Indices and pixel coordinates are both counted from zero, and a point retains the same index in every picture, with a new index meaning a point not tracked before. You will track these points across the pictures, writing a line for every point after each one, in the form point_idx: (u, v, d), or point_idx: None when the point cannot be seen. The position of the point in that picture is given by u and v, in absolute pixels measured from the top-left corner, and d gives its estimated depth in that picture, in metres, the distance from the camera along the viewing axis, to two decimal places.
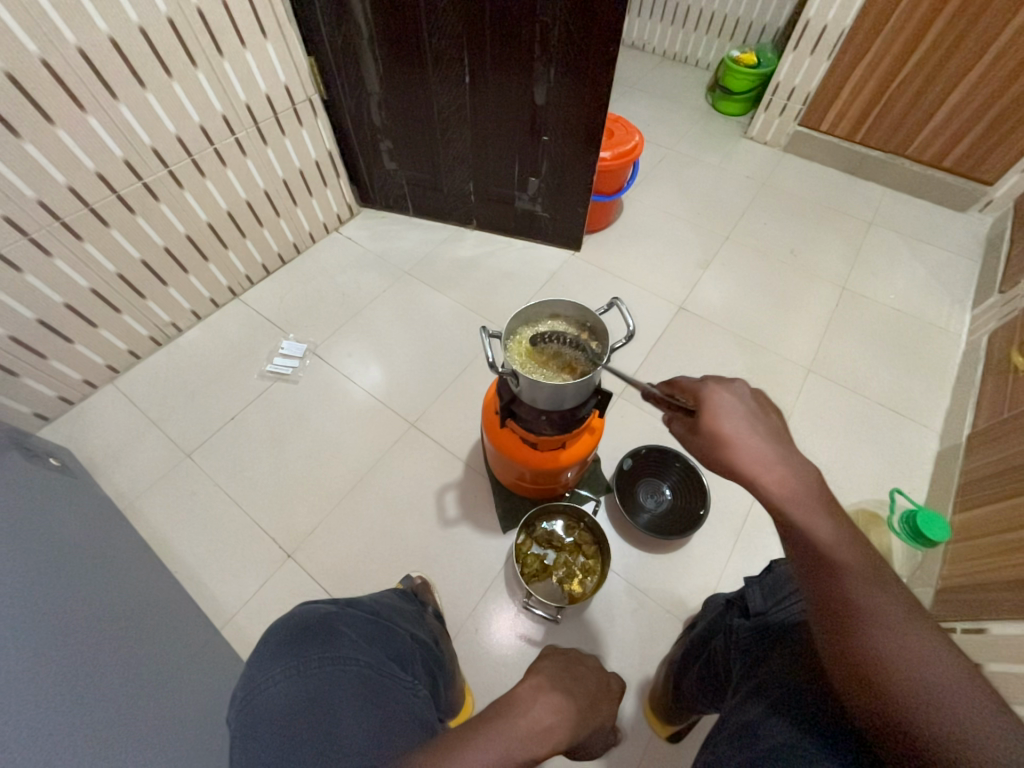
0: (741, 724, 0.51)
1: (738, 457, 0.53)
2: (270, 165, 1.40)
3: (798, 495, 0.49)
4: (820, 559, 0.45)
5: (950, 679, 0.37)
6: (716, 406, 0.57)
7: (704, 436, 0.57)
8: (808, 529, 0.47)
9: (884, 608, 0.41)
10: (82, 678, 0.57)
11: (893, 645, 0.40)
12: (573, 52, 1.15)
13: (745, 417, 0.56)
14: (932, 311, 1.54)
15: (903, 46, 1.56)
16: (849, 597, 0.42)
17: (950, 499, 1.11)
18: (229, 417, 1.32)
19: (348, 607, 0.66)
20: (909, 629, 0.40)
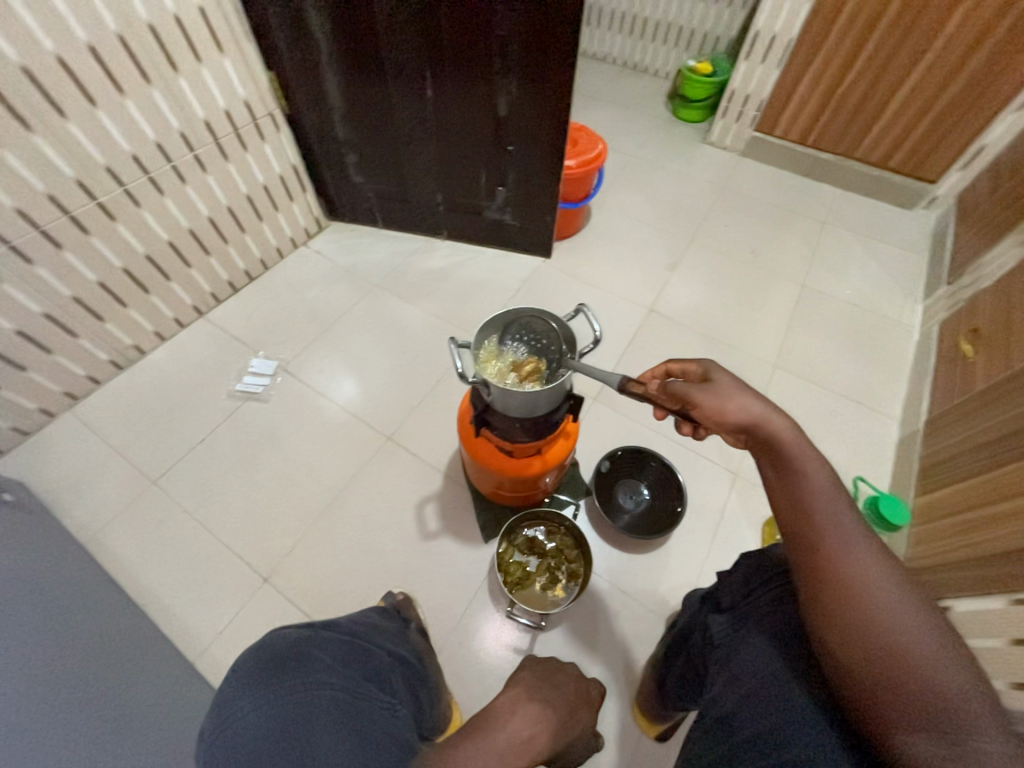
0: (720, 716, 0.51)
1: (741, 403, 0.54)
2: (233, 181, 1.37)
3: (796, 438, 0.50)
4: (811, 494, 0.47)
5: (914, 614, 0.40)
6: (724, 367, 0.60)
7: (715, 385, 0.58)
8: (803, 467, 0.49)
9: (862, 547, 0.44)
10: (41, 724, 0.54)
11: (868, 580, 0.42)
12: (534, 64, 1.18)
13: (745, 378, 0.58)
14: (886, 304, 1.61)
15: (846, 56, 1.65)
16: (831, 534, 0.44)
17: (911, 484, 1.16)
18: (197, 440, 1.28)
19: (322, 631, 0.65)
20: (881, 568, 0.43)
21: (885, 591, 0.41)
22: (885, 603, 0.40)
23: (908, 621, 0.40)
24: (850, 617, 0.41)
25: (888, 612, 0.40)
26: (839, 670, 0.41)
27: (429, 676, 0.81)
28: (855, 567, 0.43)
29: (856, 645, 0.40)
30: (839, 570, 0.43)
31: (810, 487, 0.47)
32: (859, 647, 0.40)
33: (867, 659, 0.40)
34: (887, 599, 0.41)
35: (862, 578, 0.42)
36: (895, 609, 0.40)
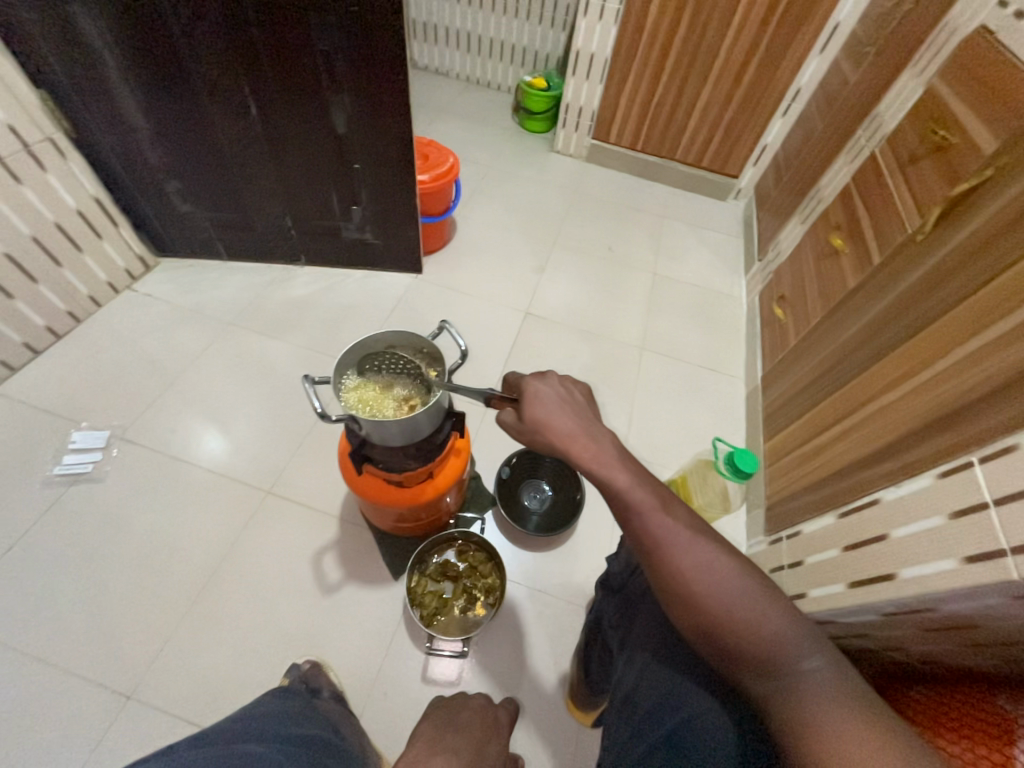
0: (623, 695, 0.55)
1: (553, 436, 0.57)
2: (6, 221, 1.11)
3: (603, 456, 0.54)
4: (625, 508, 0.52)
5: (728, 575, 0.48)
6: (533, 392, 0.60)
7: (526, 423, 0.59)
8: (615, 486, 0.53)
9: (679, 534, 0.50)
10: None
11: (689, 562, 0.49)
12: (363, 79, 1.14)
13: (559, 395, 0.60)
14: (720, 282, 1.87)
15: (653, 72, 1.89)
16: (652, 534, 0.50)
17: (760, 432, 1.36)
18: (6, 548, 1.01)
19: (195, 749, 0.55)
20: (695, 542, 0.50)
21: (704, 566, 0.48)
22: (705, 577, 0.48)
23: (724, 583, 0.47)
24: (683, 599, 0.48)
25: (709, 584, 0.47)
26: (687, 640, 0.49)
27: (347, 745, 0.73)
28: (677, 555, 0.49)
29: (692, 619, 0.47)
30: (665, 563, 0.49)
31: (624, 500, 0.52)
32: (695, 621, 0.47)
33: (702, 628, 0.47)
34: (707, 572, 0.48)
35: (684, 562, 0.49)
36: (714, 577, 0.48)
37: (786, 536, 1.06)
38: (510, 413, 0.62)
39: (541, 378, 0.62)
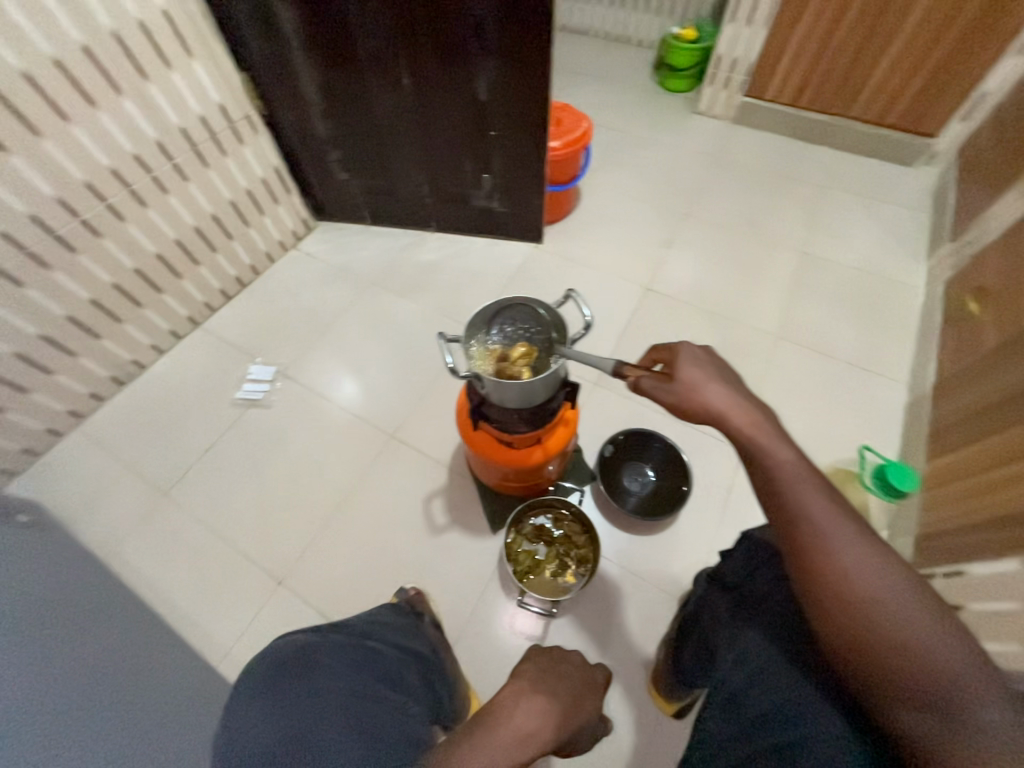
0: (728, 693, 0.53)
1: (706, 399, 0.56)
2: (216, 187, 1.36)
3: (761, 428, 0.53)
4: (779, 483, 0.49)
5: (891, 587, 0.42)
6: (689, 355, 0.59)
7: (677, 382, 0.58)
8: (772, 458, 0.51)
9: (837, 527, 0.46)
10: (61, 734, 0.55)
11: (844, 558, 0.44)
12: (510, 43, 1.14)
13: (715, 366, 0.59)
14: (890, 266, 1.57)
15: (835, 12, 1.59)
16: (805, 517, 0.47)
17: (922, 449, 1.14)
18: (204, 450, 1.29)
19: (331, 633, 0.65)
20: (857, 542, 0.45)
21: (863, 568, 0.43)
22: (863, 579, 0.43)
23: (887, 593, 0.42)
24: (830, 594, 0.44)
25: (866, 588, 0.43)
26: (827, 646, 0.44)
27: (445, 670, 0.81)
28: (831, 547, 0.45)
29: (836, 619, 0.43)
30: (815, 552, 0.45)
31: (781, 475, 0.50)
32: (845, 624, 0.43)
33: (852, 635, 0.42)
34: (864, 575, 0.43)
35: (838, 556, 0.44)
36: (873, 582, 0.43)
37: (941, 572, 0.90)
38: (653, 379, 0.61)
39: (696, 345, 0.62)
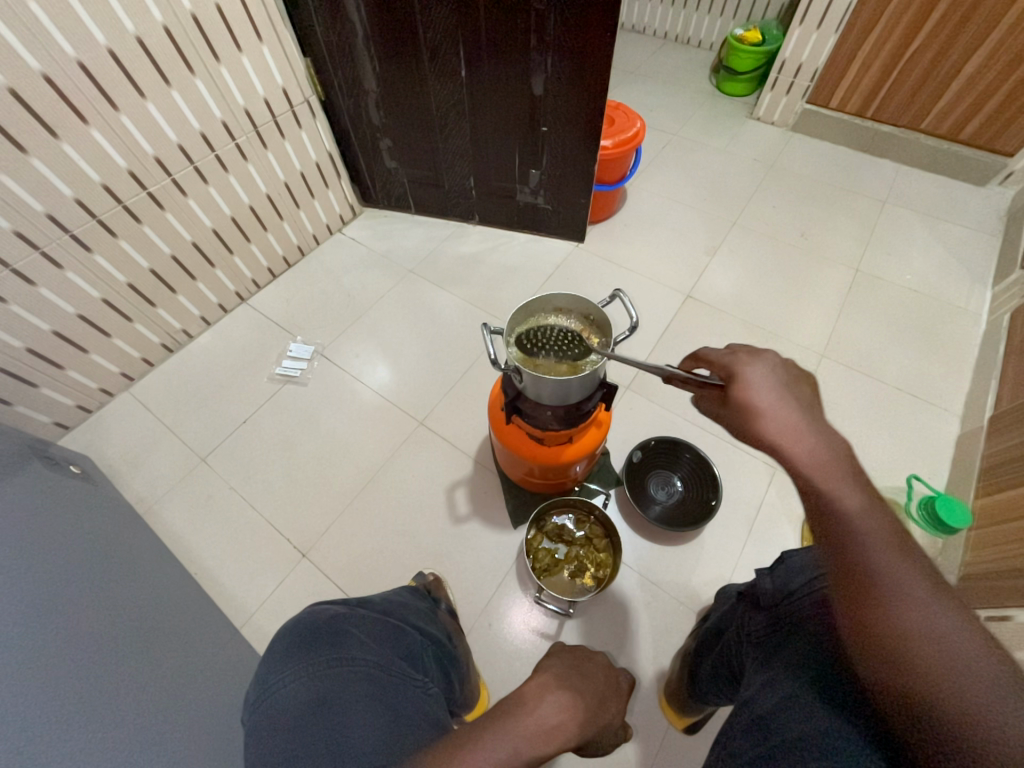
0: (755, 716, 0.50)
1: (764, 428, 0.53)
2: (271, 168, 1.40)
3: (826, 462, 0.47)
4: (837, 523, 0.44)
5: (965, 650, 0.36)
6: (750, 377, 0.56)
7: (733, 407, 0.56)
8: (831, 497, 0.46)
9: (899, 576, 0.40)
10: (91, 682, 0.57)
11: (904, 612, 0.39)
12: (570, 39, 1.14)
13: (779, 386, 0.55)
14: (950, 290, 1.49)
15: (912, 21, 1.51)
16: (860, 562, 0.42)
17: (972, 484, 1.08)
18: (241, 420, 1.34)
19: (357, 608, 0.67)
20: (921, 594, 0.39)
21: (928, 624, 0.38)
22: (926, 636, 0.37)
23: (954, 656, 0.36)
24: (882, 650, 0.39)
25: (928, 647, 0.37)
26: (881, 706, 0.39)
27: (459, 658, 0.82)
28: (888, 597, 0.40)
29: (889, 678, 0.38)
30: (866, 603, 0.41)
31: (840, 515, 0.45)
32: (897, 685, 0.37)
33: (906, 698, 0.37)
34: (927, 632, 0.37)
35: (895, 608, 0.39)
36: (939, 641, 0.37)
37: (985, 616, 0.85)
38: (712, 399, 0.60)
39: (759, 361, 0.58)
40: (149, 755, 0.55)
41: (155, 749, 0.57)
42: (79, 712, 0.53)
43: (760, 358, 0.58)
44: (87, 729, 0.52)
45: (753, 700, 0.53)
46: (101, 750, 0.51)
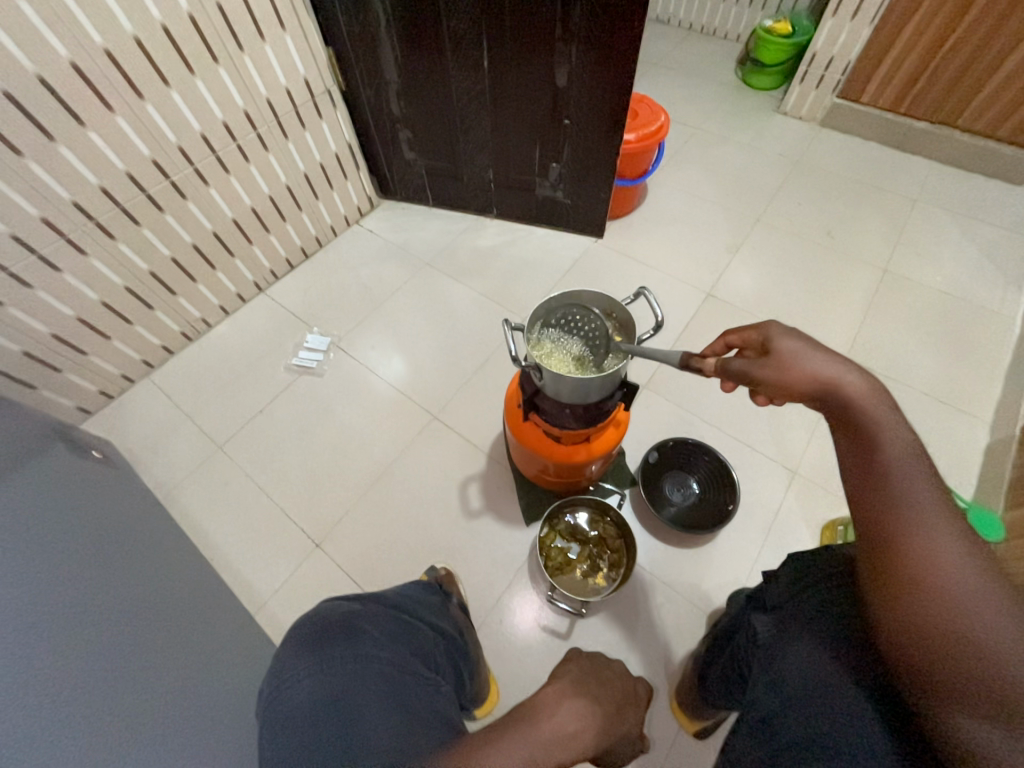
0: (761, 720, 0.49)
1: (804, 374, 0.52)
2: (291, 158, 1.40)
3: (868, 406, 0.47)
4: (878, 463, 0.44)
5: (991, 586, 0.36)
6: (790, 331, 0.56)
7: (774, 358, 0.55)
8: (873, 437, 0.45)
9: (935, 517, 0.40)
10: (111, 667, 0.58)
11: (932, 548, 0.38)
12: (596, 29, 1.11)
13: (819, 339, 0.55)
14: (983, 293, 1.44)
15: (951, 15, 1.46)
16: (892, 502, 0.42)
17: (1002, 495, 1.05)
18: (258, 409, 1.35)
19: (371, 604, 0.68)
20: (958, 533, 0.39)
21: (956, 562, 0.37)
22: (953, 573, 0.37)
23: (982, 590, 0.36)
24: (906, 586, 0.39)
25: (954, 584, 0.37)
26: (894, 634, 0.39)
27: (470, 655, 0.82)
28: (919, 534, 0.39)
29: (910, 613, 0.38)
30: (898, 535, 0.40)
31: (880, 455, 0.44)
32: (916, 613, 0.38)
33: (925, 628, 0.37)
34: (955, 569, 0.37)
35: (925, 546, 0.39)
36: (966, 578, 0.36)
37: None
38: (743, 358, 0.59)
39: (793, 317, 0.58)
40: (166, 742, 0.56)
41: (171, 736, 0.58)
42: (99, 698, 0.53)
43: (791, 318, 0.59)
44: (104, 715, 0.52)
45: (758, 702, 0.52)
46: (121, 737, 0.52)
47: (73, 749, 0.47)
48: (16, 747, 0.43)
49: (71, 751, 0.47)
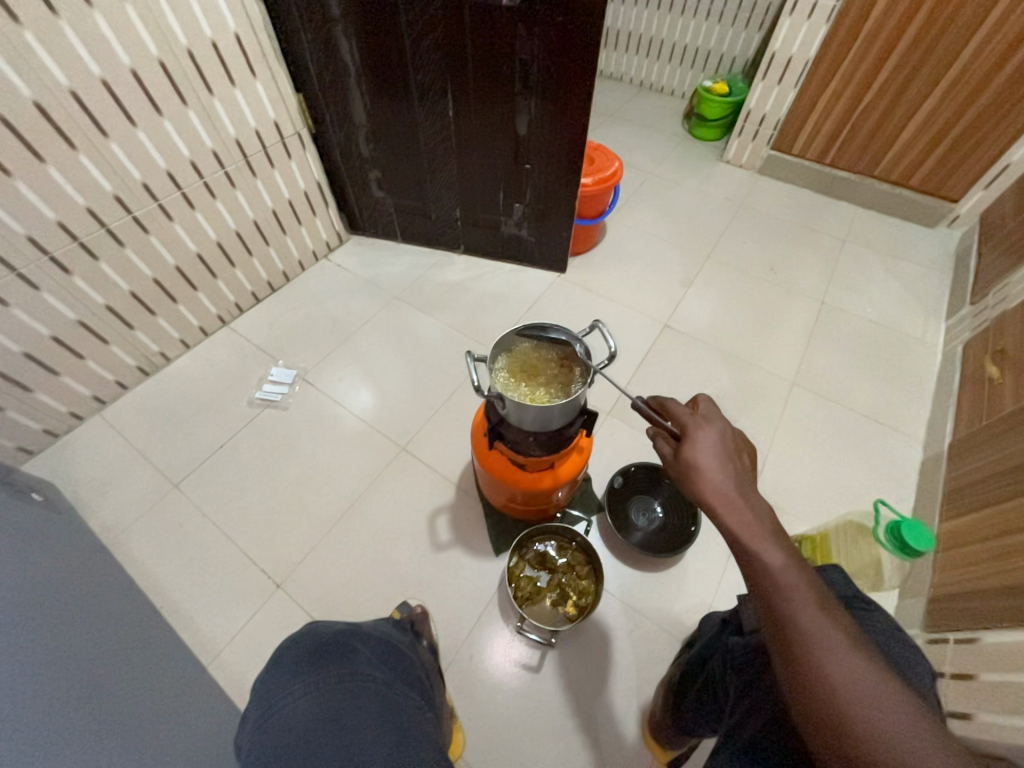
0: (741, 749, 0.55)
1: (705, 487, 0.54)
2: (259, 195, 1.42)
3: (757, 528, 0.49)
4: (769, 585, 0.46)
5: (891, 713, 0.38)
6: (697, 434, 0.58)
7: (680, 462, 0.57)
8: (760, 558, 0.47)
9: (830, 638, 0.42)
10: (62, 713, 0.55)
11: (832, 673, 0.41)
12: (552, 85, 1.21)
13: (721, 447, 0.57)
14: (908, 323, 1.59)
15: (862, 79, 1.67)
16: (794, 626, 0.44)
17: (936, 508, 1.13)
18: (218, 445, 1.31)
19: (361, 626, 0.73)
20: (847, 654, 0.42)
21: (858, 688, 0.40)
22: (856, 700, 0.39)
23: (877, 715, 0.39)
24: (824, 719, 0.40)
25: (859, 712, 0.39)
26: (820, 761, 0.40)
27: (439, 698, 0.80)
28: (819, 657, 0.42)
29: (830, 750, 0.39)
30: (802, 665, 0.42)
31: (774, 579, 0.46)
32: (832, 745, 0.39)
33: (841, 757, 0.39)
34: (856, 695, 0.40)
35: (827, 672, 0.41)
36: (869, 703, 0.39)
37: (955, 639, 0.87)
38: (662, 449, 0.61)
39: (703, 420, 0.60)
40: None
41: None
42: (49, 751, 0.51)
43: (702, 418, 0.60)
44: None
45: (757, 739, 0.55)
46: None
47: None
48: None
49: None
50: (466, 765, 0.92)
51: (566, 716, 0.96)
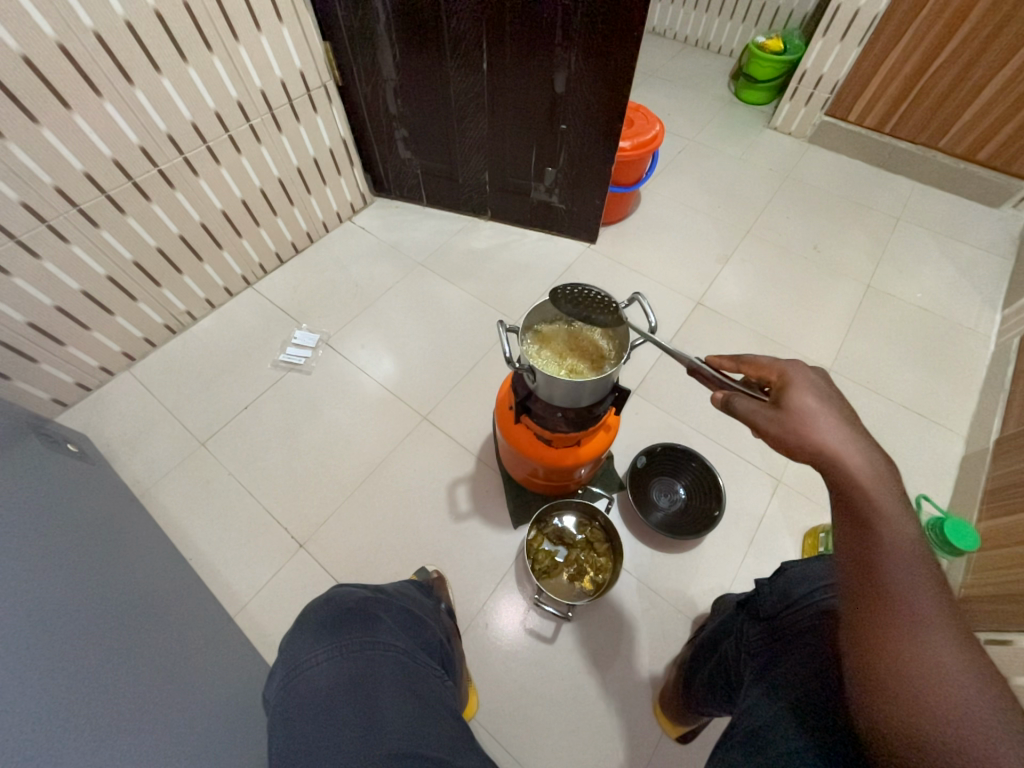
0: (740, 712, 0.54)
1: (816, 432, 0.50)
2: (284, 151, 1.38)
3: (873, 479, 0.44)
4: (872, 537, 0.41)
5: (979, 695, 0.33)
6: (806, 385, 0.54)
7: (786, 409, 0.53)
8: (874, 510, 0.43)
9: (927, 603, 0.37)
10: (95, 661, 0.57)
11: (922, 638, 0.36)
12: (595, 37, 1.12)
13: (834, 399, 0.53)
14: (961, 310, 1.49)
15: (937, 37, 1.51)
16: (885, 580, 0.39)
17: (975, 505, 1.08)
18: (242, 406, 1.32)
19: (382, 594, 0.73)
20: (949, 629, 0.36)
21: (945, 657, 0.35)
22: (937, 668, 0.35)
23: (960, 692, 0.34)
24: (900, 681, 0.36)
25: (940, 681, 0.34)
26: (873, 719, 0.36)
27: (457, 661, 0.82)
28: (910, 621, 0.37)
29: (883, 709, 0.36)
30: (886, 621, 0.38)
31: (880, 536, 0.41)
32: (894, 703, 0.35)
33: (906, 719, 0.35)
34: (948, 671, 0.34)
35: (913, 633, 0.36)
36: (952, 673, 0.34)
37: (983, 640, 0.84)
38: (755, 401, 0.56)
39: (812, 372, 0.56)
40: (161, 734, 0.56)
41: (160, 738, 0.56)
42: (87, 694, 0.53)
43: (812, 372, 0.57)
44: (94, 711, 0.52)
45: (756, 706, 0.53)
46: (117, 731, 0.52)
47: (63, 738, 0.46)
48: (25, 737, 0.44)
49: (53, 747, 0.45)
50: (476, 724, 0.95)
51: (577, 685, 0.98)
